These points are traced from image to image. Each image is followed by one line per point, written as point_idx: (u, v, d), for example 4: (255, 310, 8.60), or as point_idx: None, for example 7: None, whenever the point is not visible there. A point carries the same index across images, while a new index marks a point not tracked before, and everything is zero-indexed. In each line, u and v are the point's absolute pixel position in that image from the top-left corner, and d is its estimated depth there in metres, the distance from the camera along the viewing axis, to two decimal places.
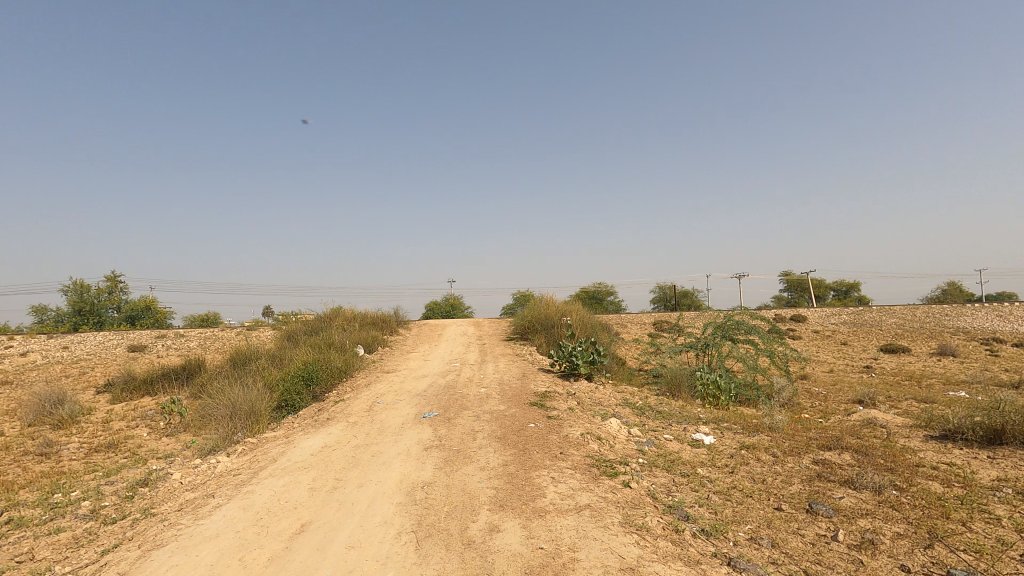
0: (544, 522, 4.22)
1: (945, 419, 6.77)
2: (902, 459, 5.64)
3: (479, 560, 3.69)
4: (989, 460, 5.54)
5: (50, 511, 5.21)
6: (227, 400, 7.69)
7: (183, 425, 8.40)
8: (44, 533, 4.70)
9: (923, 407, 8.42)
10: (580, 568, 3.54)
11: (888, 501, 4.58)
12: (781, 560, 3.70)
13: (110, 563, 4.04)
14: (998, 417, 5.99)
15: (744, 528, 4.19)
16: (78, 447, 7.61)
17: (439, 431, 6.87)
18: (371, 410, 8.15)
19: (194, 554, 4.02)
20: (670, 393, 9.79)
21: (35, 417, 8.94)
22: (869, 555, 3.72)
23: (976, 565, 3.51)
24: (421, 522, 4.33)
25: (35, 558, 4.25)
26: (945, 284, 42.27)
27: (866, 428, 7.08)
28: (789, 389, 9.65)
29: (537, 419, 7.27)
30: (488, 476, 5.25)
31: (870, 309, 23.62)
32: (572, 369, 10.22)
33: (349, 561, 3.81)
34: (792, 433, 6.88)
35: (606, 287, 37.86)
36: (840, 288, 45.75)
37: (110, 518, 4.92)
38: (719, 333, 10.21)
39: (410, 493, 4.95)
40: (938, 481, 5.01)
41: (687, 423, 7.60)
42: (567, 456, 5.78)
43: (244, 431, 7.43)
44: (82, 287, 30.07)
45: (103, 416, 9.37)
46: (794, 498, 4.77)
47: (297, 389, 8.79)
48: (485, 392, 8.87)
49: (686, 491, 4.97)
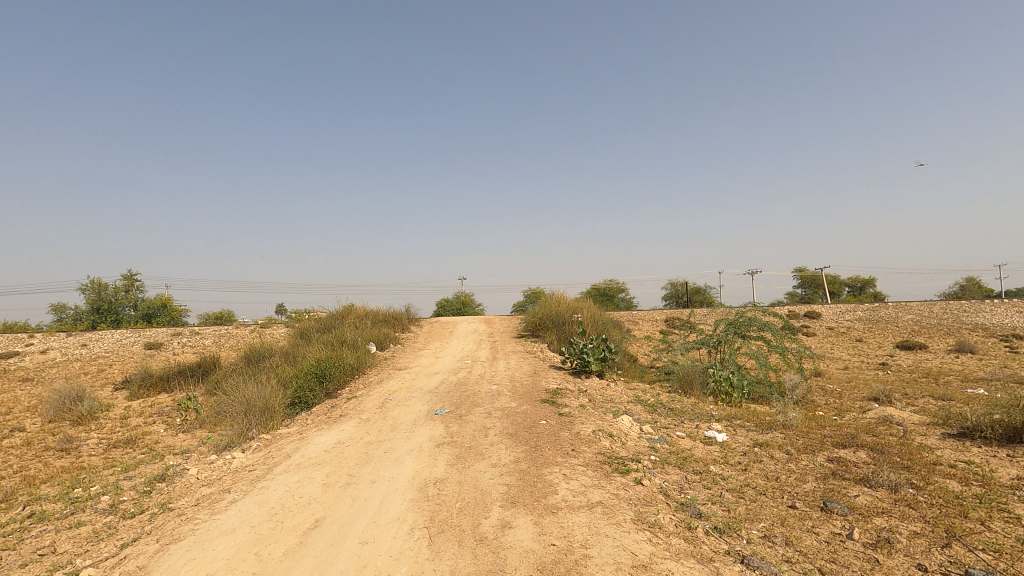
0: (556, 519, 4.23)
1: (964, 416, 6.65)
2: (918, 456, 5.58)
3: (491, 556, 3.71)
4: (1008, 459, 5.43)
5: (70, 506, 5.32)
6: (242, 396, 7.81)
7: (199, 422, 8.54)
8: (65, 528, 4.81)
9: (940, 405, 8.25)
10: (593, 564, 3.54)
11: (905, 500, 4.53)
12: (795, 558, 3.68)
13: (129, 557, 4.11)
14: (1019, 416, 5.88)
15: (757, 526, 4.17)
16: (97, 443, 7.77)
17: (451, 428, 6.89)
18: (384, 407, 8.23)
19: (211, 549, 4.09)
20: (682, 390, 9.71)
21: (55, 412, 9.16)
22: (886, 554, 3.68)
23: (995, 565, 3.45)
24: (434, 517, 4.37)
25: (57, 551, 4.35)
26: (963, 280, 41.64)
27: (882, 426, 6.97)
28: (802, 386, 9.51)
29: (549, 416, 7.27)
30: (500, 473, 5.27)
31: (885, 305, 23.27)
32: (583, 366, 10.16)
33: (362, 557, 3.85)
34: (807, 431, 6.78)
35: (617, 287, 37.77)
36: (857, 283, 45.12)
37: (129, 513, 5.03)
38: (730, 330, 10.10)
39: (423, 489, 4.99)
40: (956, 479, 4.93)
41: (699, 420, 7.54)
42: (579, 454, 5.76)
43: (259, 427, 7.54)
44: (99, 286, 30.60)
45: (120, 412, 9.56)
46: (808, 496, 4.73)
47: (311, 386, 8.89)
48: (495, 390, 8.84)
49: (698, 489, 4.94)
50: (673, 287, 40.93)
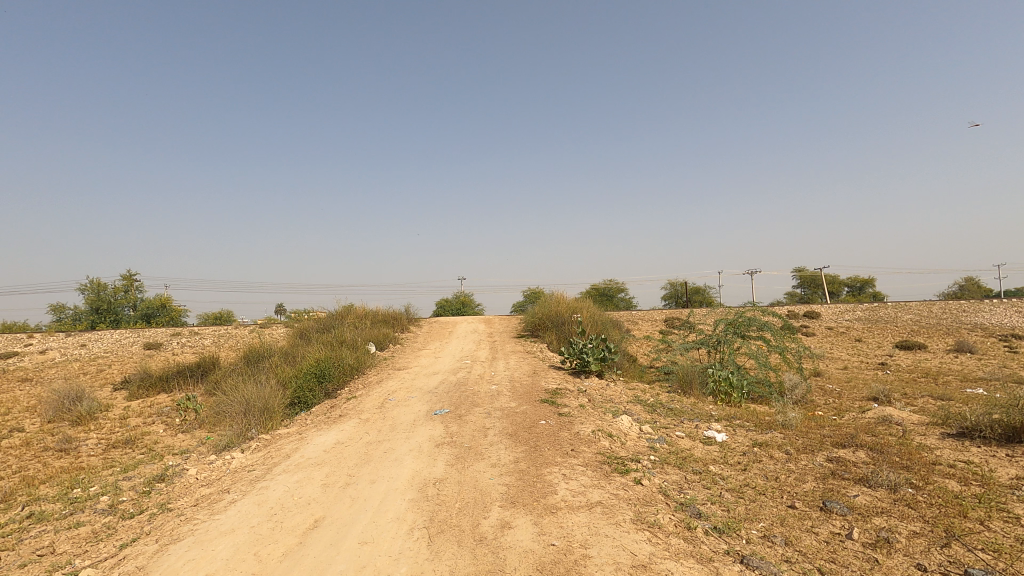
0: (556, 519, 4.23)
1: (963, 416, 6.65)
2: (918, 456, 5.58)
3: (491, 556, 3.71)
4: (1007, 458, 5.43)
5: (69, 506, 5.32)
6: (241, 396, 7.80)
7: (198, 422, 8.53)
8: (64, 528, 4.81)
9: (940, 405, 8.27)
10: (592, 565, 3.54)
11: (904, 500, 4.53)
12: (794, 558, 3.68)
13: (128, 558, 4.11)
14: (1018, 416, 5.88)
15: (756, 526, 4.17)
16: (96, 443, 7.76)
17: (450, 428, 6.90)
18: (383, 407, 8.23)
19: (210, 549, 4.09)
20: (681, 390, 9.71)
21: (54, 413, 9.15)
22: (885, 554, 3.68)
23: (994, 564, 3.45)
24: (434, 518, 4.37)
25: (56, 552, 4.35)
26: (962, 280, 41.67)
27: (881, 426, 6.97)
28: (801, 386, 9.51)
29: (548, 416, 7.26)
30: (500, 473, 5.27)
31: (885, 305, 23.28)
32: (583, 365, 10.16)
33: (362, 557, 3.85)
34: (806, 431, 6.78)
35: (617, 287, 37.77)
36: (856, 283, 45.17)
37: (129, 513, 5.02)
38: (729, 329, 10.10)
39: (423, 490, 4.99)
40: (956, 479, 4.94)
41: (698, 420, 7.54)
42: (579, 454, 5.76)
43: (258, 427, 7.53)
44: (98, 286, 30.58)
45: (120, 412, 9.55)
46: (807, 496, 4.73)
47: (310, 386, 8.89)
48: (495, 390, 8.84)
49: (698, 489, 4.94)
50: (673, 287, 40.95)
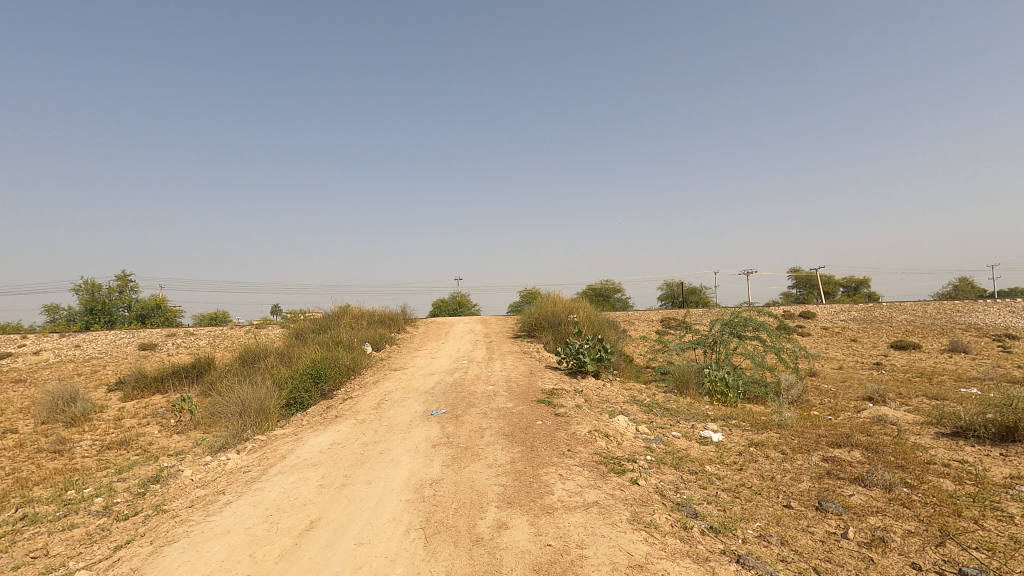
0: (552, 519, 4.23)
1: (958, 415, 6.68)
2: (912, 456, 5.61)
3: (487, 557, 3.71)
4: (1001, 457, 5.46)
5: (63, 508, 5.28)
6: (237, 397, 7.76)
7: (193, 423, 8.49)
8: (58, 529, 4.77)
9: (934, 405, 8.31)
10: (588, 565, 3.54)
11: (899, 499, 4.55)
12: (790, 558, 3.69)
13: (122, 560, 4.08)
14: (1012, 415, 5.90)
15: (752, 526, 4.17)
16: (91, 444, 7.71)
17: (446, 428, 6.89)
18: (379, 408, 8.20)
19: (205, 551, 4.07)
20: (677, 390, 9.73)
21: (48, 414, 9.08)
22: (880, 553, 3.70)
23: (988, 563, 3.47)
24: (430, 518, 4.36)
25: (49, 554, 4.31)
26: (957, 280, 41.93)
27: (876, 426, 7.01)
28: (797, 386, 9.55)
29: (545, 416, 7.26)
30: (496, 474, 5.26)
31: (880, 305, 23.39)
32: (579, 366, 10.16)
33: (358, 557, 3.84)
34: (801, 431, 6.79)
35: (614, 287, 37.81)
36: (851, 284, 45.42)
37: (123, 515, 4.99)
38: (725, 330, 10.12)
39: (419, 490, 4.97)
40: (950, 478, 4.96)
41: (694, 420, 7.55)
42: (575, 454, 5.76)
43: (254, 428, 7.50)
44: (93, 287, 30.38)
45: (114, 413, 9.49)
46: (803, 496, 4.74)
47: (306, 387, 8.86)
48: (491, 390, 8.83)
49: (694, 489, 4.95)
50: (670, 288, 41.03)
